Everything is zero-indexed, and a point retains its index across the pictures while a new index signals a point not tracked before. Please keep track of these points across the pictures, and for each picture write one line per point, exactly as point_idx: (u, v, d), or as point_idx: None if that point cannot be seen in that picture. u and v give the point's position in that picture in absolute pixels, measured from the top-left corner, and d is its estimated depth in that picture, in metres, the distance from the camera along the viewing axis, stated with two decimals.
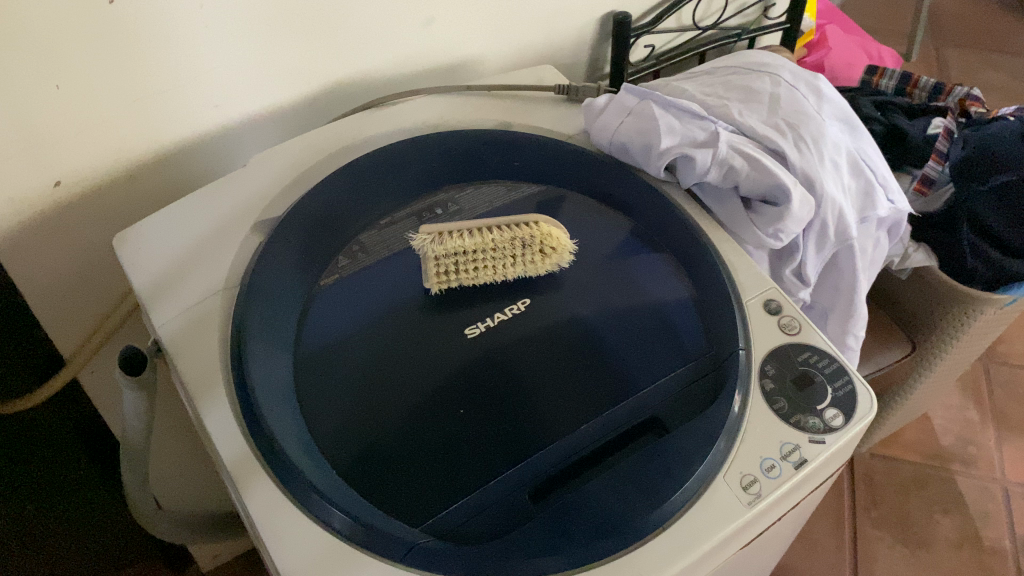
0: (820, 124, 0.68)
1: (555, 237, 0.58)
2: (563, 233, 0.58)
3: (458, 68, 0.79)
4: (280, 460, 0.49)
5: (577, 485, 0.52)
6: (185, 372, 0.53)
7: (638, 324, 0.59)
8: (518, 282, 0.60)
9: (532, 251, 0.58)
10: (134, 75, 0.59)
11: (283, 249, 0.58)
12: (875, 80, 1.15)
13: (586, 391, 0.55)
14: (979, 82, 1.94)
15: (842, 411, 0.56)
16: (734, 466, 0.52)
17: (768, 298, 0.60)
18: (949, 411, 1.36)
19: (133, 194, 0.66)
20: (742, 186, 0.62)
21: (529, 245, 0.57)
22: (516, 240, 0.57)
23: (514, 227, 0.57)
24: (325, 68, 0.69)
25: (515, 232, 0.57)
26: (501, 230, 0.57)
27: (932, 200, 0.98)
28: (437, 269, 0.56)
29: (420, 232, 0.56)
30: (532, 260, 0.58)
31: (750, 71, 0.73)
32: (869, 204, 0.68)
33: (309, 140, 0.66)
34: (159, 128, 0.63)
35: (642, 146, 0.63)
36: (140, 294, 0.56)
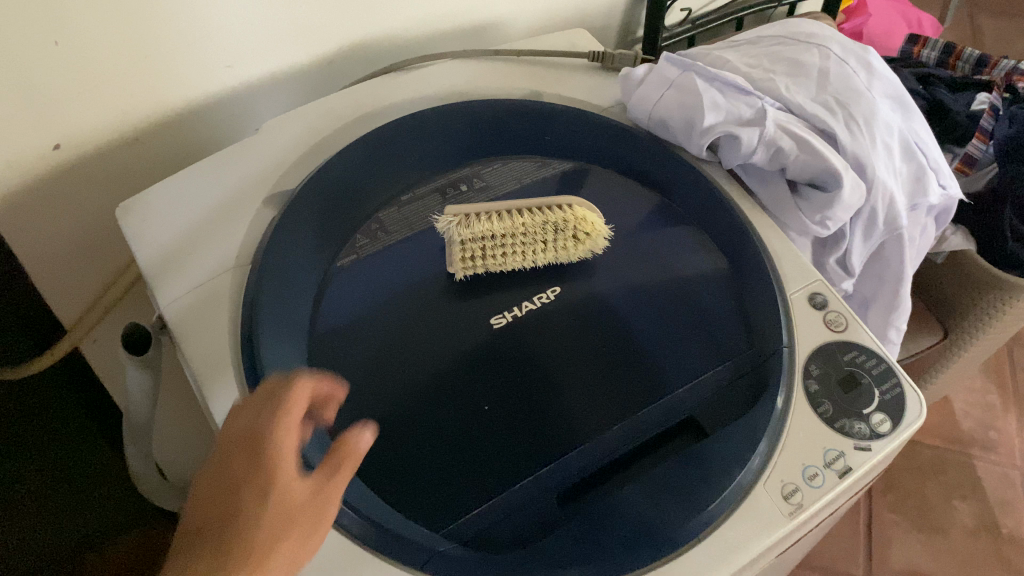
0: (873, 103, 0.63)
1: (590, 222, 0.54)
2: (598, 217, 0.55)
3: (486, 30, 0.74)
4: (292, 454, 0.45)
5: (608, 491, 0.48)
6: (191, 357, 0.49)
7: (676, 316, 0.55)
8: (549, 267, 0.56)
9: (565, 237, 0.54)
10: (141, 31, 0.54)
11: (299, 223, 0.54)
12: (916, 51, 1.10)
13: (618, 388, 0.52)
14: (1015, 52, 1.87)
15: (890, 416, 0.52)
16: (776, 473, 0.49)
17: (813, 292, 0.56)
18: (971, 395, 1.33)
19: (139, 158, 0.62)
20: (789, 169, 0.58)
21: (563, 230, 0.54)
22: (548, 224, 0.53)
23: (547, 211, 0.54)
24: (346, 27, 0.65)
25: (548, 217, 0.53)
26: (533, 214, 0.54)
27: (975, 179, 0.95)
28: (464, 255, 0.53)
29: (446, 214, 0.54)
30: (566, 247, 0.54)
31: (796, 41, 0.68)
32: (920, 191, 0.64)
33: (327, 105, 0.61)
34: (167, 88, 0.59)
35: (683, 122, 0.59)
36: (144, 269, 0.52)
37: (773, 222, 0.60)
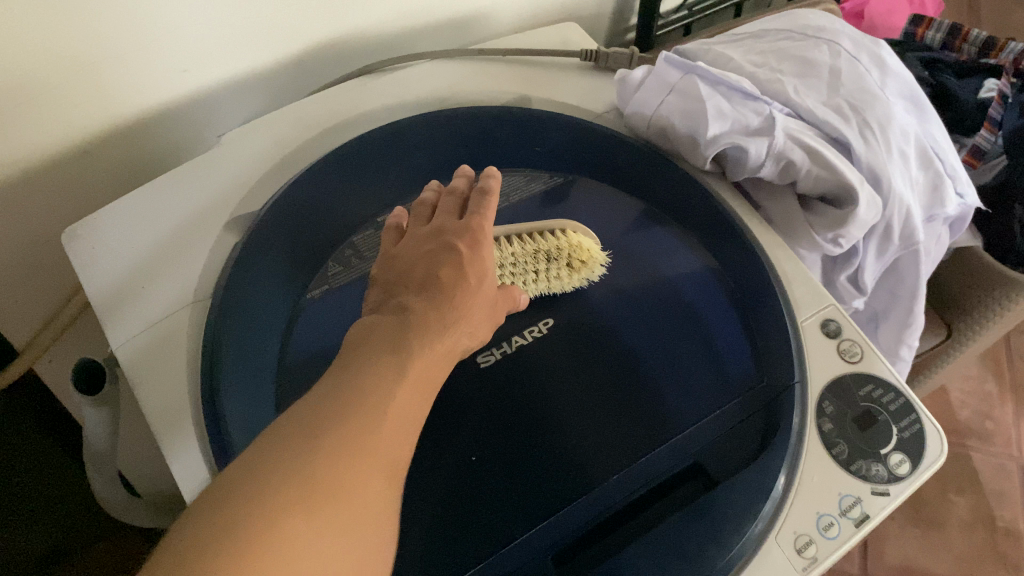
0: (888, 106, 0.59)
1: (586, 250, 0.53)
2: (595, 244, 0.53)
3: (470, 22, 0.69)
4: None
5: (611, 547, 0.44)
6: (147, 405, 0.44)
7: (677, 348, 0.52)
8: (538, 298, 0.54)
9: (559, 265, 0.53)
10: (88, 37, 0.48)
11: (265, 250, 0.49)
12: (920, 32, 1.04)
13: (618, 430, 0.48)
14: (1012, 24, 1.82)
15: (910, 455, 0.48)
16: (788, 524, 0.45)
17: (826, 319, 0.52)
18: (968, 384, 1.30)
19: (90, 171, 0.56)
20: (801, 182, 0.54)
21: (554, 257, 0.52)
22: (539, 253, 0.52)
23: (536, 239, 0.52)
24: (317, 25, 0.59)
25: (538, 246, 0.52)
26: (523, 241, 0.52)
27: (983, 171, 0.91)
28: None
29: None
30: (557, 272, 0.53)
31: (804, 36, 0.63)
32: (937, 201, 0.60)
33: (298, 112, 0.56)
34: (117, 97, 0.53)
35: (685, 132, 0.54)
36: (95, 305, 0.47)
37: (782, 240, 0.56)
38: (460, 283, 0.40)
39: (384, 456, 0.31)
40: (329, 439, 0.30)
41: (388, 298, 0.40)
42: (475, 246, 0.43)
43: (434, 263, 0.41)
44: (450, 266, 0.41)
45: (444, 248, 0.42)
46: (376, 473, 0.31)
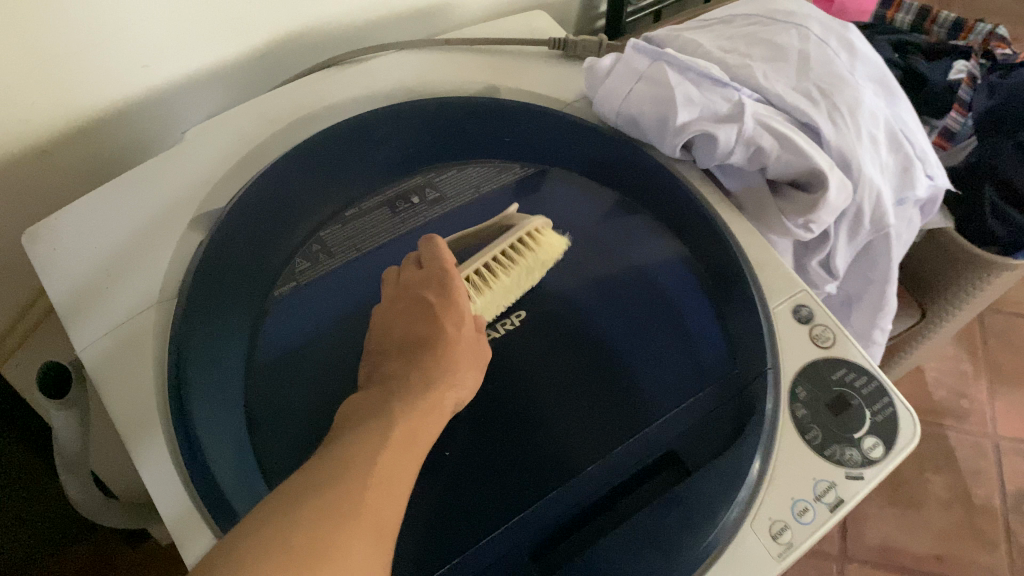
0: (857, 89, 0.59)
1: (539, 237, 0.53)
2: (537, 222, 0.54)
3: (437, 11, 0.68)
4: (226, 517, 0.40)
5: (589, 539, 0.44)
6: (112, 408, 0.44)
7: (652, 337, 0.51)
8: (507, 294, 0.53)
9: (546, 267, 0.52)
10: (41, 33, 0.47)
11: (229, 248, 0.48)
12: (890, 15, 1.04)
13: (593, 421, 0.47)
14: None
15: (883, 439, 0.48)
16: (763, 510, 0.45)
17: (798, 304, 0.52)
18: (943, 362, 1.31)
19: (49, 171, 0.55)
20: (770, 168, 0.54)
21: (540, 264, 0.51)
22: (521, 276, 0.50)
23: (523, 252, 0.51)
24: (280, 17, 0.58)
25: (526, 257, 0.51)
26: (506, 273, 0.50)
27: (954, 153, 0.91)
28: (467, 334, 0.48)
29: None
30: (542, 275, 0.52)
31: (773, 21, 0.63)
32: (908, 183, 0.60)
33: (261, 107, 0.55)
34: (73, 95, 0.52)
35: (655, 119, 0.54)
36: (58, 308, 0.46)
37: (752, 225, 0.56)
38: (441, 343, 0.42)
39: (371, 519, 0.33)
40: (312, 501, 0.32)
41: (373, 365, 0.42)
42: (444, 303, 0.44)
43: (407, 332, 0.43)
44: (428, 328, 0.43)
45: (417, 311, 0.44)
46: (362, 535, 0.32)
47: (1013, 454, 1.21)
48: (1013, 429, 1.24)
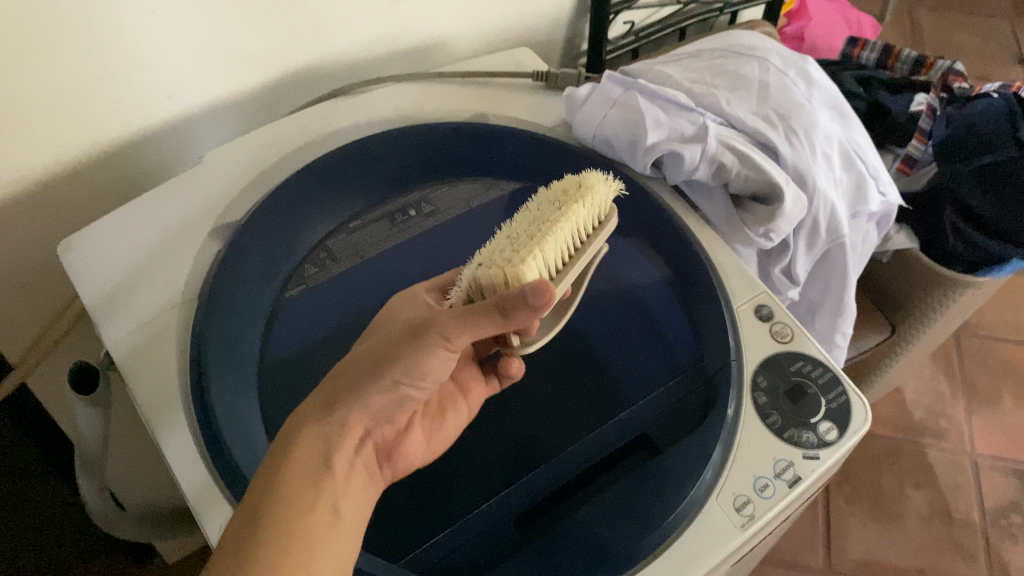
0: (812, 114, 0.65)
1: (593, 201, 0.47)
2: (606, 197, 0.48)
3: (432, 48, 0.75)
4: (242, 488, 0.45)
5: (569, 512, 0.49)
6: (139, 395, 0.49)
7: (627, 334, 0.57)
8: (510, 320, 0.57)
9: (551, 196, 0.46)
10: (75, 65, 0.53)
11: (245, 254, 0.54)
12: (855, 52, 1.11)
13: (572, 407, 0.53)
14: (953, 46, 1.94)
15: (838, 423, 0.53)
16: (727, 486, 0.49)
17: (759, 304, 0.57)
18: (921, 383, 1.36)
19: (80, 191, 0.61)
20: (732, 184, 0.59)
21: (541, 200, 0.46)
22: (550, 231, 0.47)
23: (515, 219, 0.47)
24: (289, 53, 0.65)
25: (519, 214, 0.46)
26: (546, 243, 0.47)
27: (914, 179, 0.97)
28: (520, 255, 0.40)
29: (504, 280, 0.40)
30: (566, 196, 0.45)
31: (737, 54, 0.69)
32: (861, 198, 0.66)
33: (272, 132, 0.61)
34: (102, 122, 0.58)
35: (627, 139, 0.60)
36: (89, 309, 0.52)
37: (718, 234, 0.62)
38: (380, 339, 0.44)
39: (307, 519, 0.38)
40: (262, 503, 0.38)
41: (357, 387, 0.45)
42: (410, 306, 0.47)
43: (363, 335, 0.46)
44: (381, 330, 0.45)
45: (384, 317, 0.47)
46: (300, 530, 0.37)
47: (990, 470, 1.26)
48: (990, 447, 1.28)
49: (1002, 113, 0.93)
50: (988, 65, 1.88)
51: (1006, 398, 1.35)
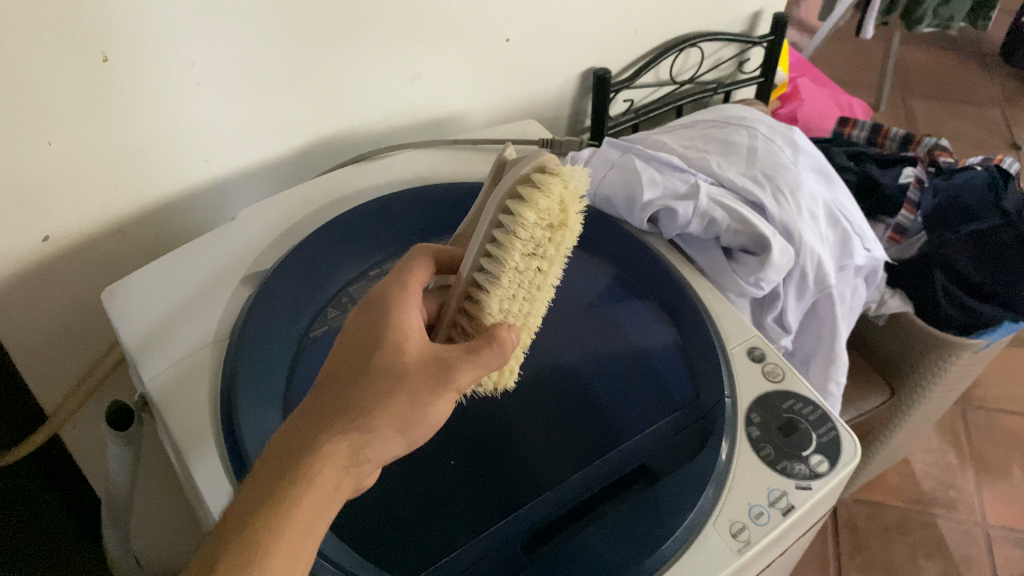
0: (797, 176, 0.70)
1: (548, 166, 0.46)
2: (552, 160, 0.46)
3: (447, 121, 0.82)
4: None
5: (571, 534, 0.52)
6: (173, 424, 0.52)
7: (625, 374, 0.60)
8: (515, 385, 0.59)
9: (543, 232, 0.45)
10: (129, 129, 0.60)
11: (274, 299, 0.59)
12: (847, 131, 1.17)
13: (570, 443, 0.56)
14: (946, 131, 2.02)
15: (829, 457, 0.55)
16: (723, 513, 0.52)
17: (752, 346, 0.61)
18: (929, 455, 1.38)
19: (122, 247, 0.66)
20: (723, 237, 0.64)
21: (531, 239, 0.44)
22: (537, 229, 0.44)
23: (517, 227, 0.43)
24: (315, 122, 0.72)
25: (514, 237, 0.43)
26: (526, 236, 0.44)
27: (906, 247, 1.00)
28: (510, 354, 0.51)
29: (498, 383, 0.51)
30: (551, 249, 0.46)
31: (727, 124, 0.75)
32: (847, 253, 0.70)
33: (302, 193, 0.68)
34: (145, 182, 0.64)
35: (626, 197, 0.66)
36: (130, 348, 0.56)
37: (713, 285, 0.67)
38: (395, 364, 0.41)
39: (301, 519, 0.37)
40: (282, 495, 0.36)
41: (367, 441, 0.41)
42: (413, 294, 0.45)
43: (360, 324, 0.44)
44: (387, 346, 0.42)
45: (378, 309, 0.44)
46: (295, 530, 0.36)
47: (1002, 540, 1.25)
48: (1001, 516, 1.28)
49: (985, 184, 0.95)
50: (981, 148, 1.95)
51: (1015, 469, 1.35)
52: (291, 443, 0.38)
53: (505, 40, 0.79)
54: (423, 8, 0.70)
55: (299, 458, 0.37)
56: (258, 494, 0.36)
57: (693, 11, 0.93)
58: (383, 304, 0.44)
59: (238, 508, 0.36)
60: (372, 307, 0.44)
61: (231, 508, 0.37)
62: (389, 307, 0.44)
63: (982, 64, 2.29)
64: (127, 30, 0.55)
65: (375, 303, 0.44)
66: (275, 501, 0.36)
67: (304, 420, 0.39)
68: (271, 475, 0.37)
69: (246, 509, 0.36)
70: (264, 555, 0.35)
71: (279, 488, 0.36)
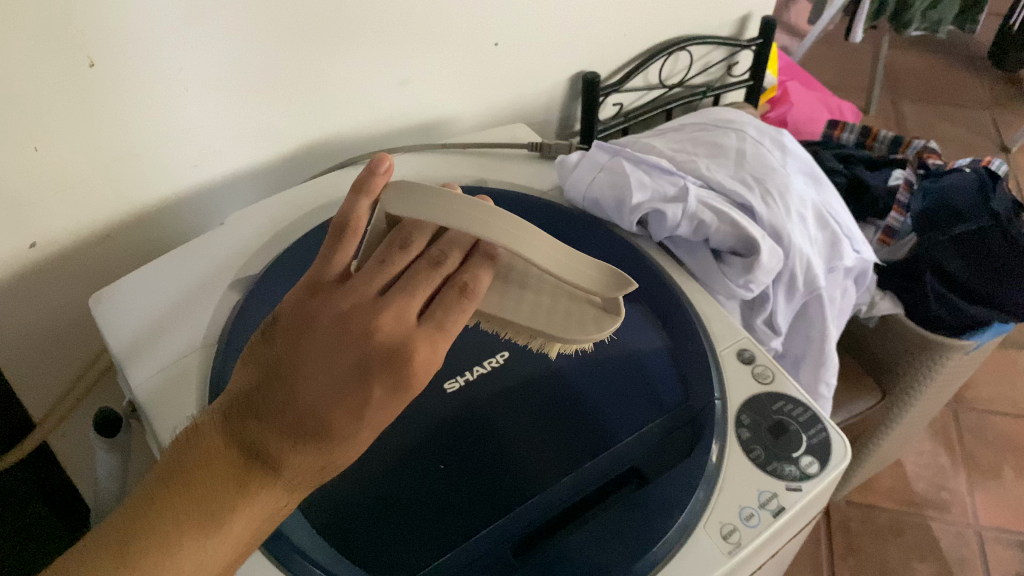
0: (786, 178, 0.70)
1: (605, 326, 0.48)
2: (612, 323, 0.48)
3: (436, 125, 0.82)
4: None
5: (561, 537, 0.52)
6: (162, 430, 0.52)
7: (617, 377, 0.60)
8: (506, 385, 0.59)
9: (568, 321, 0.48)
10: (116, 136, 0.59)
11: (261, 304, 0.58)
12: (836, 133, 1.18)
13: (560, 445, 0.56)
14: (935, 134, 2.03)
15: (818, 458, 0.55)
16: (714, 515, 0.52)
17: (742, 348, 0.61)
18: (921, 458, 1.38)
19: (111, 253, 0.66)
20: (713, 240, 0.64)
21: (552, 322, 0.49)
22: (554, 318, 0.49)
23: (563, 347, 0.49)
24: (302, 127, 0.71)
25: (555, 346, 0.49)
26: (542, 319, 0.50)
27: (897, 248, 1.00)
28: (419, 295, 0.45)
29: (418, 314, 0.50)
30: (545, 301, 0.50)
31: (716, 127, 0.75)
32: (836, 255, 0.71)
33: (291, 199, 0.68)
34: (132, 187, 0.64)
35: (615, 200, 0.66)
36: (117, 355, 0.56)
37: (702, 287, 0.67)
38: (387, 418, 0.40)
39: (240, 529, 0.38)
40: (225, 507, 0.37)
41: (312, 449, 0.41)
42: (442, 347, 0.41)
43: (374, 372, 0.39)
44: (391, 405, 0.39)
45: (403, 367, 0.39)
46: (232, 535, 0.38)
47: (995, 542, 1.25)
48: (994, 518, 1.28)
49: (974, 186, 0.95)
50: (970, 151, 1.96)
51: (1007, 470, 1.36)
52: (264, 457, 0.39)
53: (493, 44, 0.79)
54: (411, 11, 0.70)
55: (270, 481, 0.38)
56: (206, 497, 0.37)
57: (682, 14, 0.93)
58: (408, 366, 0.39)
59: (196, 497, 0.37)
60: (392, 359, 0.39)
61: (191, 494, 0.37)
62: (415, 371, 0.39)
63: (970, 68, 2.31)
64: (114, 35, 0.55)
65: (399, 356, 0.39)
66: (238, 516, 0.37)
67: (284, 440, 0.39)
68: (240, 484, 0.38)
69: (194, 506, 0.37)
70: (191, 556, 0.36)
71: (245, 504, 0.38)
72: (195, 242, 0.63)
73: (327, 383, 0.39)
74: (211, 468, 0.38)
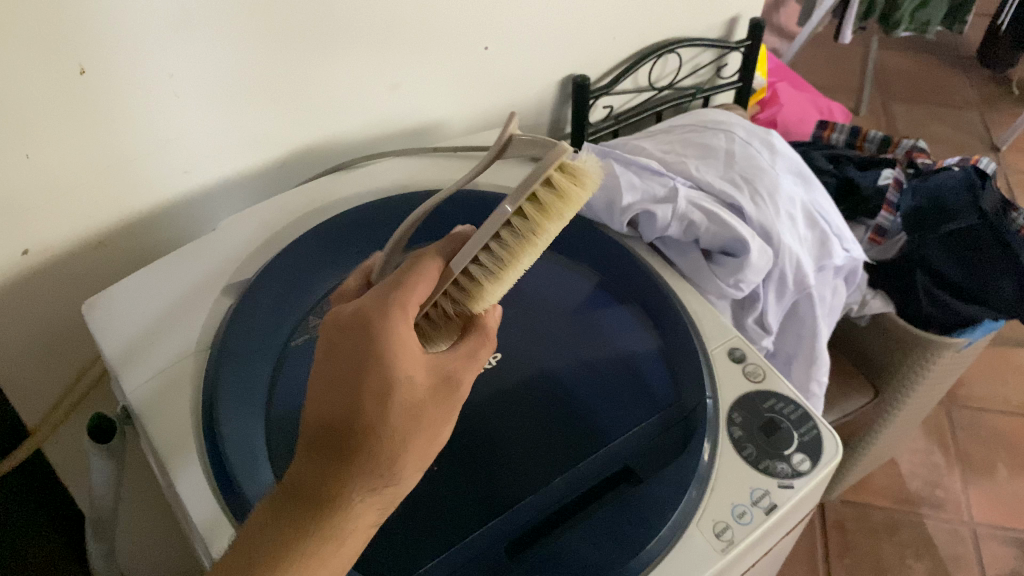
0: (775, 178, 0.70)
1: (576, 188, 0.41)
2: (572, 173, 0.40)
3: (428, 129, 0.82)
4: (241, 505, 0.49)
5: (556, 537, 0.52)
6: (155, 436, 0.52)
7: (610, 376, 0.60)
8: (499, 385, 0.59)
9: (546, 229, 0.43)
10: (109, 142, 0.60)
11: (254, 309, 0.59)
12: (825, 134, 1.17)
13: (554, 446, 0.56)
14: (925, 133, 2.04)
15: (810, 456, 0.56)
16: (707, 513, 0.52)
17: (733, 347, 0.62)
18: (915, 455, 1.38)
19: (104, 260, 0.66)
20: (702, 240, 0.65)
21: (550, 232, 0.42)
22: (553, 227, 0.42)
23: (533, 233, 0.41)
24: (294, 133, 0.72)
25: (528, 241, 0.42)
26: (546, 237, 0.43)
27: (887, 247, 1.01)
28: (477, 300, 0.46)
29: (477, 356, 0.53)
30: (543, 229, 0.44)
31: (705, 128, 0.76)
32: (826, 254, 0.71)
33: (284, 203, 0.68)
34: (124, 193, 0.64)
35: (605, 202, 0.67)
36: (110, 361, 0.56)
37: (693, 287, 0.67)
38: (393, 390, 0.39)
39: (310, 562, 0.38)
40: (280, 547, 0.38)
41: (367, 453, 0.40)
42: (409, 307, 0.42)
43: (342, 351, 0.40)
44: (375, 370, 0.39)
45: (369, 337, 0.40)
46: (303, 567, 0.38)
47: (990, 539, 1.26)
48: (989, 515, 1.29)
49: (963, 183, 0.96)
50: (961, 151, 1.97)
51: (1000, 467, 1.36)
52: (314, 493, 0.39)
53: (483, 48, 0.79)
54: (401, 15, 0.70)
55: (323, 512, 0.38)
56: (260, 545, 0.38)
57: (671, 16, 0.94)
58: (369, 334, 0.40)
59: (254, 550, 0.38)
60: (355, 331, 0.40)
61: (245, 551, 0.38)
62: (383, 335, 0.40)
63: (960, 68, 2.32)
64: (103, 42, 0.55)
65: (361, 328, 0.40)
66: (300, 550, 0.38)
67: (310, 460, 0.39)
68: (293, 521, 0.38)
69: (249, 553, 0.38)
70: None
71: (299, 538, 0.38)
72: (187, 247, 0.64)
73: (322, 389, 0.40)
74: (261, 520, 0.39)
